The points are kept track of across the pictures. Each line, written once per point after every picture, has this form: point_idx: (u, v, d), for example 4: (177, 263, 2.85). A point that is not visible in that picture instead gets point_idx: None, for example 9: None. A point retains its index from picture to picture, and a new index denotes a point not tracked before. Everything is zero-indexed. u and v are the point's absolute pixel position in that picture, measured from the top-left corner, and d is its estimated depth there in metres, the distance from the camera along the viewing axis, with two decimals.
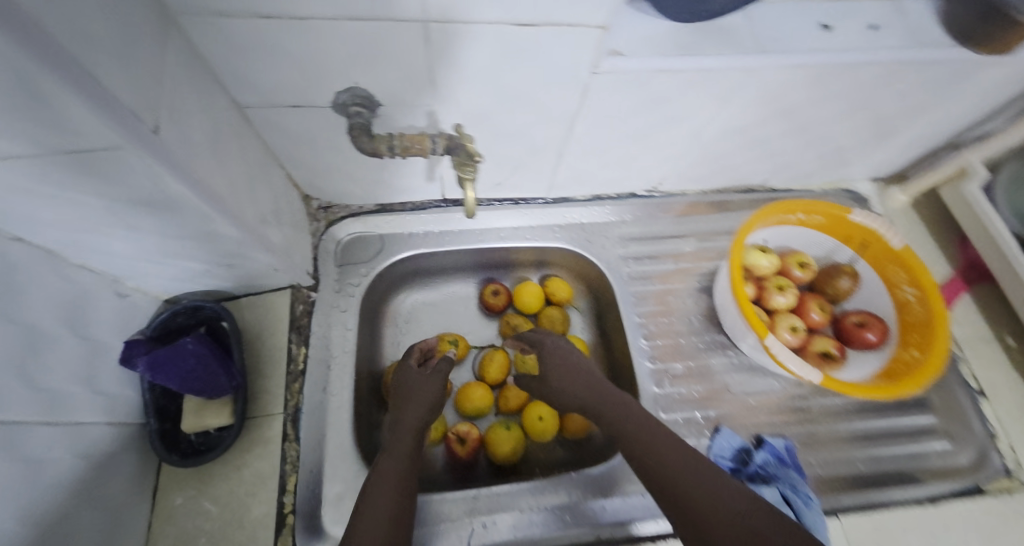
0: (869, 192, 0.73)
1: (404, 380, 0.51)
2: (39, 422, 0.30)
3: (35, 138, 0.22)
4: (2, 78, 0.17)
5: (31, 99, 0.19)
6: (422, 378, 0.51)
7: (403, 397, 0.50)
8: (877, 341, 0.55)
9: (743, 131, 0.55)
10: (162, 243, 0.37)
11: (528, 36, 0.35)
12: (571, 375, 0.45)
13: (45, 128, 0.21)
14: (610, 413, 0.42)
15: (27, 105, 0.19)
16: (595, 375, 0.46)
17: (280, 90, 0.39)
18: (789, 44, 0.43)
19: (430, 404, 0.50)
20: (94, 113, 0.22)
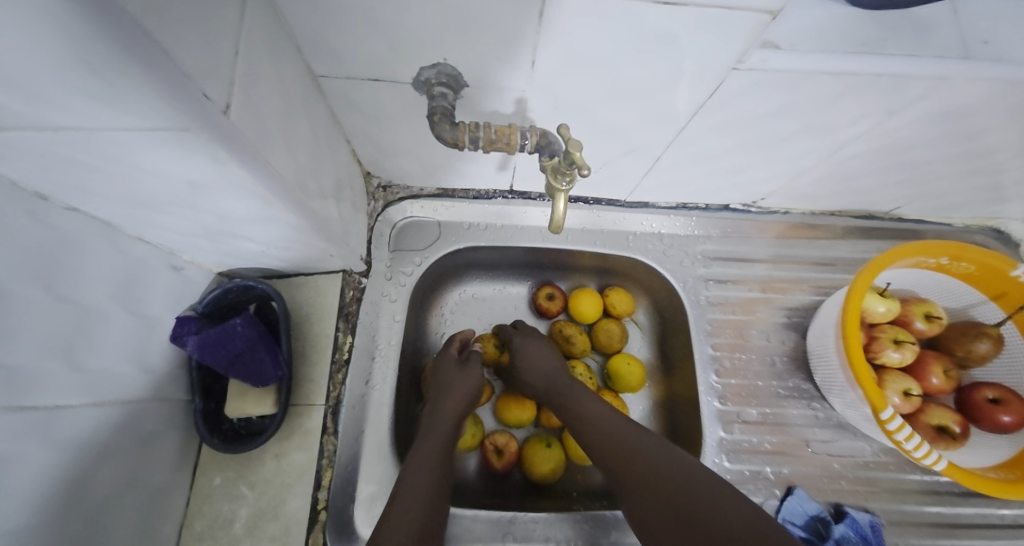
0: (1022, 236, 0.60)
1: (441, 373, 0.50)
2: (86, 403, 0.29)
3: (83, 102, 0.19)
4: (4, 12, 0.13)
5: (73, 54, 0.16)
6: (460, 372, 0.50)
7: (440, 391, 0.48)
8: (1014, 426, 0.46)
9: (890, 151, 0.44)
10: (218, 222, 0.34)
11: (669, 18, 0.29)
12: (538, 362, 0.52)
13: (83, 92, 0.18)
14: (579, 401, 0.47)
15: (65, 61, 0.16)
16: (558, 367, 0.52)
17: (364, 58, 0.35)
18: (1006, 49, 0.33)
19: (469, 398, 0.48)
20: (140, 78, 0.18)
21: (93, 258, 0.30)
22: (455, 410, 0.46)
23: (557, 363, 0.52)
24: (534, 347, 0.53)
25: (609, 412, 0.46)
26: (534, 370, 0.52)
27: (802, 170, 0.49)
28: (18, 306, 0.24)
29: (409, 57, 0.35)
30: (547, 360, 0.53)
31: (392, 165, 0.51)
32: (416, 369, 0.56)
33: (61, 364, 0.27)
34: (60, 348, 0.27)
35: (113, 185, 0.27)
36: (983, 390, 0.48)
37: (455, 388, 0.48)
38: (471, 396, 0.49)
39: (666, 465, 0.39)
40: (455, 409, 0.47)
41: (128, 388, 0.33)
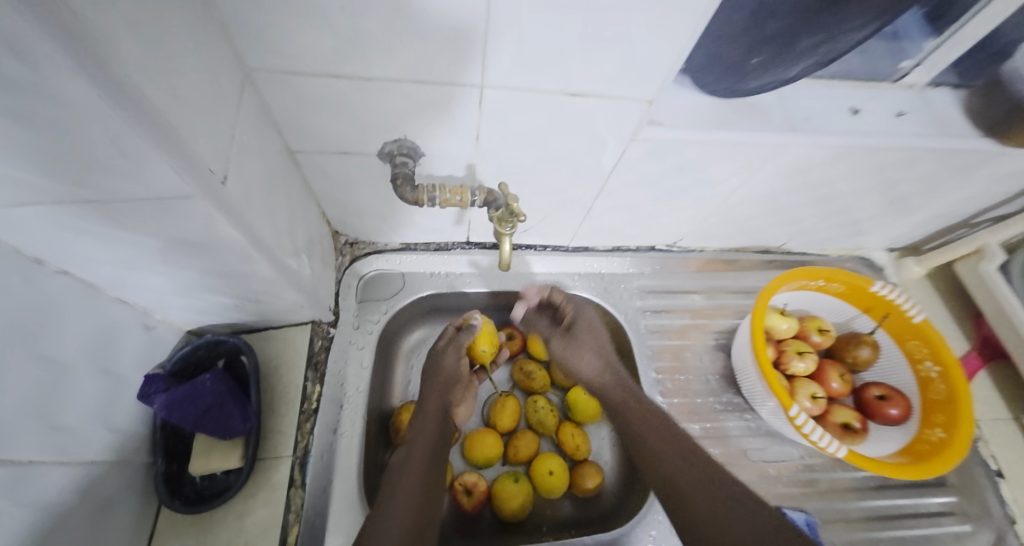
0: (882, 261, 0.75)
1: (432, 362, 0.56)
2: (55, 462, 0.30)
3: (113, 182, 0.24)
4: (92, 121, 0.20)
5: (118, 150, 0.22)
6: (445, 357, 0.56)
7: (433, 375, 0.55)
8: (899, 417, 0.55)
9: (764, 198, 0.57)
10: (197, 279, 0.37)
11: (579, 104, 0.40)
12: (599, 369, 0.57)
13: (117, 174, 0.24)
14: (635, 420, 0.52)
15: (113, 153, 0.22)
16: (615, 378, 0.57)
17: (338, 137, 0.43)
18: (817, 124, 0.46)
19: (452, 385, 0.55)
20: (165, 156, 0.24)
21: (75, 317, 0.32)
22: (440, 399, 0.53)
23: (608, 368, 0.57)
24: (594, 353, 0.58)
25: (634, 395, 0.55)
26: (582, 367, 0.58)
27: (706, 215, 0.60)
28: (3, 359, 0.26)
29: (376, 133, 0.42)
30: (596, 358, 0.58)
31: (359, 223, 0.57)
32: (385, 415, 0.57)
33: (35, 419, 0.28)
34: (33, 403, 0.28)
35: (109, 248, 0.30)
36: (871, 389, 0.57)
37: (439, 377, 0.55)
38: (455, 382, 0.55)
39: (695, 481, 0.44)
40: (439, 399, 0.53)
41: (89, 447, 0.34)
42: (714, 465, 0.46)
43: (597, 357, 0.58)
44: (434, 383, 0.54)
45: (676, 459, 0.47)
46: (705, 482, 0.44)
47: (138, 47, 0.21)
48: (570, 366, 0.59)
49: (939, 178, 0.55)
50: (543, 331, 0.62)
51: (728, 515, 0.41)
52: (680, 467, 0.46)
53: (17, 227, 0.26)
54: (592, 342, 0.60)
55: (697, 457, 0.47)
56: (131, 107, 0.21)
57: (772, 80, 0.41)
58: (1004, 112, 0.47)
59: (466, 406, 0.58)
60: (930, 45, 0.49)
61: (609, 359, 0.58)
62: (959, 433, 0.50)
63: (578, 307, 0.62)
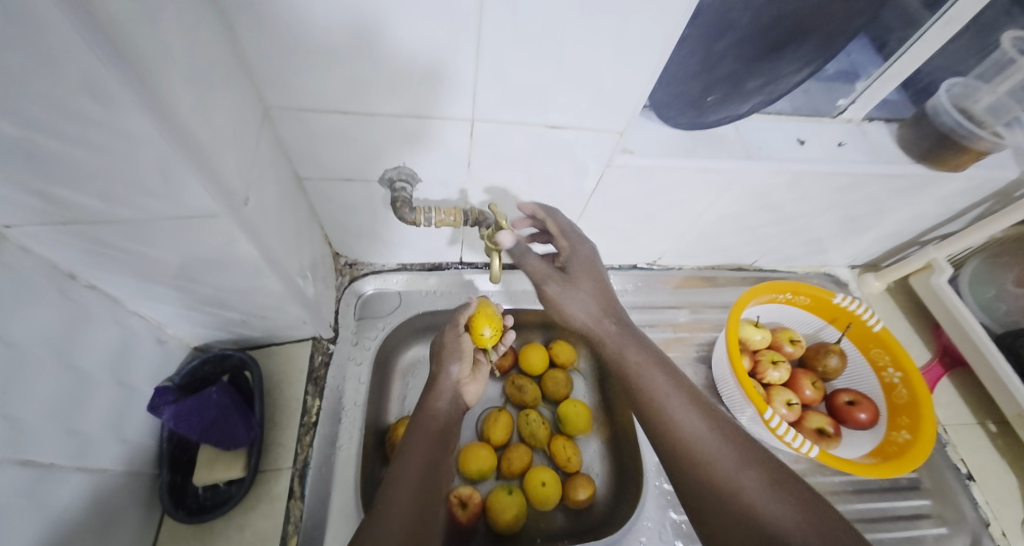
0: (847, 277, 0.81)
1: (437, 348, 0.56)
2: (71, 467, 0.32)
3: (151, 205, 0.28)
4: (150, 153, 0.25)
5: (165, 177, 0.27)
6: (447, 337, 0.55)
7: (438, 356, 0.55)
8: (867, 421, 0.59)
9: (732, 219, 0.62)
10: (212, 294, 0.40)
11: (560, 135, 0.45)
12: (593, 301, 0.45)
13: (159, 197, 0.28)
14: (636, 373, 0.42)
15: (160, 180, 0.27)
16: (612, 312, 0.45)
17: (343, 166, 0.47)
18: (770, 152, 0.52)
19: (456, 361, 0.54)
20: (204, 184, 0.28)
21: (101, 331, 0.35)
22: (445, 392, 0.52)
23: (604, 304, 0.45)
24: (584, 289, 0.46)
25: (639, 342, 0.44)
26: (574, 307, 0.46)
27: (681, 234, 0.66)
28: (36, 366, 0.29)
29: (378, 162, 0.47)
30: (591, 296, 0.46)
31: (358, 245, 0.61)
32: (381, 430, 0.58)
33: (57, 425, 0.31)
34: (58, 409, 0.31)
35: (138, 266, 0.34)
36: (840, 395, 0.61)
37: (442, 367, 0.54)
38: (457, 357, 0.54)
39: (707, 443, 0.36)
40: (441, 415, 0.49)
41: (100, 455, 0.35)
42: (729, 420, 0.38)
43: (598, 299, 0.46)
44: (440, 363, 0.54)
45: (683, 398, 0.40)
46: (713, 433, 0.37)
47: (184, 87, 0.26)
48: (567, 316, 0.48)
49: (885, 200, 0.61)
50: (535, 269, 0.49)
51: (739, 467, 0.34)
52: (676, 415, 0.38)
53: (63, 246, 0.29)
54: (593, 284, 0.46)
55: (706, 406, 0.39)
56: (180, 141, 0.25)
57: (728, 114, 0.48)
58: (931, 141, 0.54)
59: (476, 382, 0.57)
60: (860, 85, 0.56)
61: (608, 300, 0.46)
62: (923, 435, 0.54)
63: (576, 241, 0.48)
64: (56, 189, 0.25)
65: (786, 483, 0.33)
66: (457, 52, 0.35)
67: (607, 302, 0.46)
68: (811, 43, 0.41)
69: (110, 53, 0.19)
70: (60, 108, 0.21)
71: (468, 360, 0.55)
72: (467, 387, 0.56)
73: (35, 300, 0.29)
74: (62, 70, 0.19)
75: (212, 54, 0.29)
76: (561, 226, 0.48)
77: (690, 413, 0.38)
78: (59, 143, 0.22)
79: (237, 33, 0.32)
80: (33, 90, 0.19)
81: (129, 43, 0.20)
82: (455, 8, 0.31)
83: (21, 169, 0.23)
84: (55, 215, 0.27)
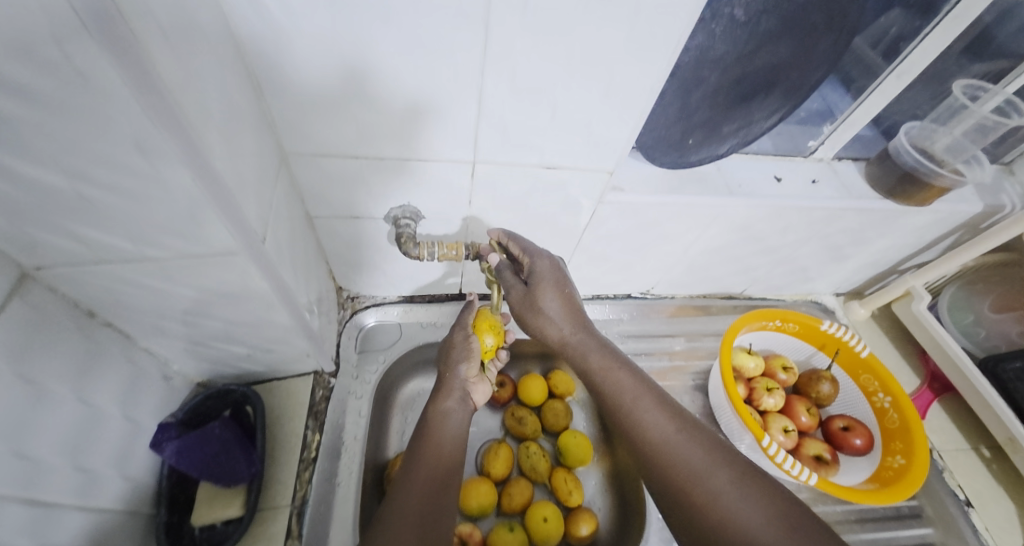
0: (833, 304, 0.84)
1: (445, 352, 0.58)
2: (73, 505, 0.32)
3: (177, 247, 0.30)
4: (183, 202, 0.27)
5: (194, 222, 0.29)
6: (454, 340, 0.57)
7: (446, 358, 0.57)
8: (864, 447, 0.60)
9: (719, 250, 0.66)
10: (222, 328, 0.41)
11: (555, 175, 0.49)
12: (560, 312, 0.47)
13: (186, 239, 0.30)
14: (603, 379, 0.45)
15: (189, 224, 0.29)
16: (578, 323, 0.47)
17: (350, 205, 0.50)
18: (750, 188, 0.56)
19: (463, 362, 0.56)
20: (229, 227, 0.30)
21: (114, 366, 0.36)
22: (449, 400, 0.54)
23: (569, 319, 0.47)
24: (550, 304, 0.47)
25: (604, 347, 0.47)
26: (541, 322, 0.48)
27: (672, 265, 0.69)
28: (51, 402, 0.30)
29: (384, 201, 0.50)
30: (557, 310, 0.47)
31: (362, 279, 0.62)
32: (380, 465, 0.58)
33: (65, 462, 0.31)
34: (66, 445, 0.31)
35: (156, 303, 0.35)
36: (835, 421, 0.62)
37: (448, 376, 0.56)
38: (464, 358, 0.56)
39: (671, 443, 0.39)
40: (441, 445, 0.49)
41: (102, 493, 0.35)
42: (688, 418, 0.41)
43: (567, 312, 0.47)
44: (447, 365, 0.56)
45: (641, 401, 0.43)
46: (672, 432, 0.40)
47: (217, 137, 0.28)
48: (541, 328, 0.49)
49: (861, 231, 0.65)
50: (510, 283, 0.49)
51: (697, 460, 0.38)
52: (640, 418, 0.42)
53: (90, 286, 0.31)
54: (562, 296, 0.47)
55: (669, 406, 0.42)
56: (212, 189, 0.28)
57: (708, 153, 0.52)
58: (896, 178, 0.59)
59: (484, 382, 0.58)
60: (828, 129, 0.62)
61: (575, 311, 0.47)
62: (916, 461, 0.55)
63: (537, 255, 0.48)
64: (94, 233, 0.27)
65: (746, 474, 0.36)
66: (458, 100, 0.39)
67: (573, 316, 0.47)
68: (778, 91, 0.46)
69: (159, 113, 0.22)
70: (112, 163, 0.23)
71: (475, 360, 0.56)
72: (474, 387, 0.57)
73: (57, 337, 0.30)
74: (116, 127, 0.21)
75: (241, 108, 0.33)
76: (522, 247, 0.49)
77: (652, 413, 0.42)
78: (105, 193, 0.25)
79: (260, 89, 0.36)
80: (83, 144, 0.22)
81: (176, 101, 0.23)
82: (456, 63, 0.35)
83: (67, 217, 0.25)
84: (89, 258, 0.29)
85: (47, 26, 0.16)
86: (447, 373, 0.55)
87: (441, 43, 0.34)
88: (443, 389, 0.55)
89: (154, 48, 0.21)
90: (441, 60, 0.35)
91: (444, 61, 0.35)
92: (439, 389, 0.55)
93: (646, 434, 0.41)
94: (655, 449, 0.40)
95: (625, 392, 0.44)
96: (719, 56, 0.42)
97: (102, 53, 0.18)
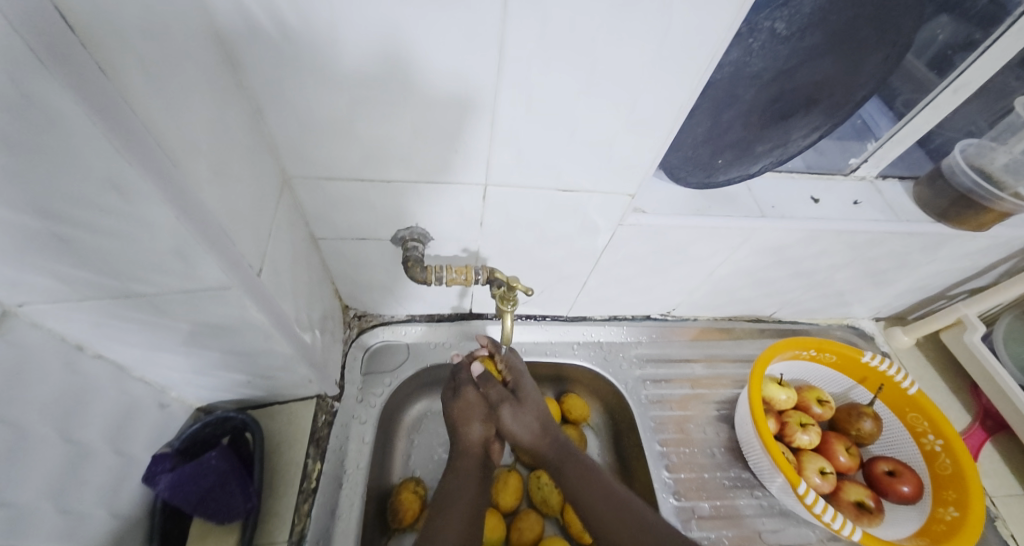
0: (872, 329, 0.78)
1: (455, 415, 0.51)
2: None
3: (165, 284, 0.29)
4: (169, 244, 0.25)
5: (182, 261, 0.27)
6: (468, 400, 0.51)
7: (459, 418, 0.51)
8: (911, 494, 0.54)
9: (747, 273, 0.61)
10: (219, 358, 0.40)
11: (573, 196, 0.46)
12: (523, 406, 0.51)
13: (177, 278, 0.29)
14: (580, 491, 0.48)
15: (179, 263, 0.27)
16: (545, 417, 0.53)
17: (356, 228, 0.48)
18: (784, 210, 0.52)
19: (479, 422, 0.50)
20: (221, 264, 0.29)
21: (104, 399, 0.35)
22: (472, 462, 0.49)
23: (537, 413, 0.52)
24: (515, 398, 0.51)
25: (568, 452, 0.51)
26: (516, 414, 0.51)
27: (694, 287, 0.64)
28: (34, 446, 0.29)
29: (391, 222, 0.48)
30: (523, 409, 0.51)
31: (369, 298, 0.60)
32: (384, 492, 0.56)
33: (49, 505, 0.31)
34: (50, 487, 0.30)
35: (145, 337, 0.34)
36: (879, 463, 0.57)
37: (465, 442, 0.50)
38: (481, 419, 0.50)
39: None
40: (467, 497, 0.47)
41: (87, 532, 0.34)
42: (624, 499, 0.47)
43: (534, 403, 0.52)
44: (462, 424, 0.50)
45: (590, 484, 0.48)
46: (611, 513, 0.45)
47: (207, 169, 0.26)
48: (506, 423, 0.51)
49: (907, 255, 0.60)
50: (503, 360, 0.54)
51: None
52: (588, 497, 0.47)
53: (77, 321, 0.30)
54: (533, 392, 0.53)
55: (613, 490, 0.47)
56: (203, 231, 0.26)
57: (739, 174, 0.47)
58: (948, 201, 0.53)
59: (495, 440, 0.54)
60: (872, 146, 0.57)
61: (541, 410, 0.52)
62: (972, 514, 0.50)
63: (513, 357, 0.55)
64: (76, 273, 0.26)
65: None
66: (476, 122, 0.37)
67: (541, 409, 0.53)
68: (820, 108, 0.42)
69: (135, 150, 0.20)
70: (90, 205, 0.22)
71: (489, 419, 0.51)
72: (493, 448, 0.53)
73: (41, 376, 0.29)
74: (88, 168, 0.20)
75: (236, 134, 0.31)
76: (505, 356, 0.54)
77: (599, 494, 0.47)
78: (83, 233, 0.23)
79: (263, 114, 0.34)
80: (55, 187, 0.20)
81: (159, 137, 0.21)
82: (470, 84, 0.33)
83: (44, 261, 0.24)
84: (71, 296, 0.27)
85: (9, 70, 0.14)
86: (463, 434, 0.50)
87: (457, 66, 0.31)
88: (463, 450, 0.50)
89: (134, 83, 0.19)
90: (450, 81, 0.33)
91: (467, 84, 0.33)
92: (458, 454, 0.50)
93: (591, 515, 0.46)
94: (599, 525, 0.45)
95: (577, 478, 0.49)
96: (756, 72, 0.38)
97: (69, 94, 0.16)
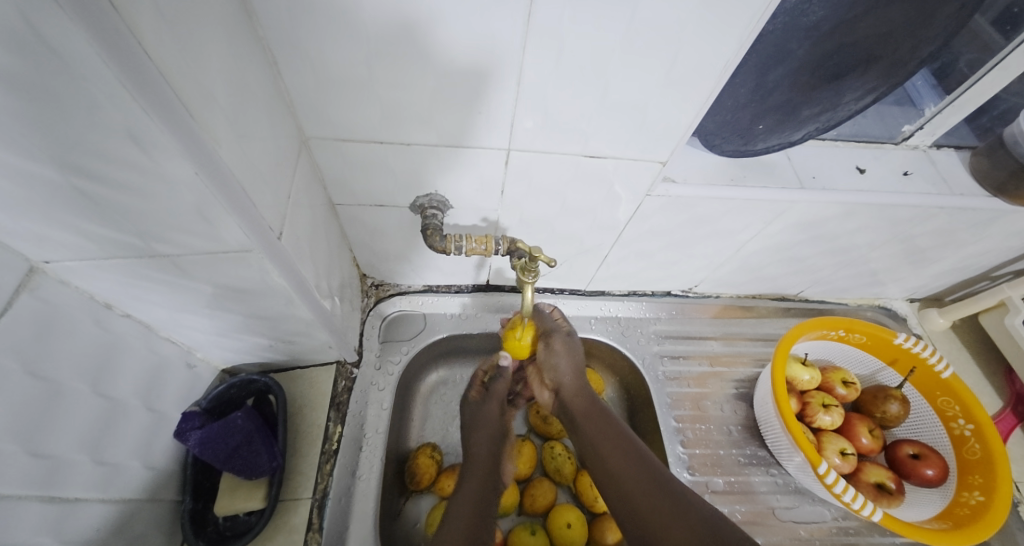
0: (904, 311, 0.74)
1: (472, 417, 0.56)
2: (90, 497, 0.33)
3: (187, 245, 0.28)
4: (189, 205, 0.25)
5: (206, 220, 0.27)
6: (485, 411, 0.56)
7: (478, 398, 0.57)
8: (935, 478, 0.53)
9: (779, 249, 0.58)
10: (241, 321, 0.40)
11: (600, 164, 0.43)
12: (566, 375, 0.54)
13: (198, 238, 0.28)
14: (604, 450, 0.48)
15: (202, 223, 0.27)
16: (578, 388, 0.53)
17: (375, 195, 0.47)
18: (826, 182, 0.48)
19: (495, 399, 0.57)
20: (242, 226, 0.28)
21: (134, 358, 0.36)
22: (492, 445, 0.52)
23: (574, 381, 0.54)
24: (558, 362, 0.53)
25: (602, 421, 0.51)
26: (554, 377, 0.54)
27: (720, 263, 0.62)
28: (68, 400, 0.30)
29: (409, 188, 0.46)
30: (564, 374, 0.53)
31: (387, 267, 0.60)
32: (402, 456, 0.57)
33: (86, 456, 0.32)
34: (85, 438, 0.32)
35: (169, 298, 0.34)
36: (904, 447, 0.56)
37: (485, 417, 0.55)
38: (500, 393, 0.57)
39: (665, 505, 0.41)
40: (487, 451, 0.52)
41: (122, 483, 0.36)
42: (645, 463, 0.45)
43: (573, 374, 0.54)
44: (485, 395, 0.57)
45: (628, 468, 0.45)
46: (647, 498, 0.42)
47: (223, 123, 0.25)
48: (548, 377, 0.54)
49: (953, 233, 0.56)
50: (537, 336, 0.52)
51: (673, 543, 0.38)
52: (628, 481, 0.44)
53: (103, 280, 0.30)
54: (573, 363, 0.54)
55: (647, 463, 0.46)
56: (225, 191, 0.25)
57: (778, 141, 0.45)
58: (1006, 174, 0.49)
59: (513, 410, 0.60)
60: (928, 112, 0.53)
61: (581, 378, 0.54)
62: (998, 499, 0.49)
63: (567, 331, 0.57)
64: (96, 229, 0.25)
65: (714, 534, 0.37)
66: (502, 87, 0.35)
67: (579, 380, 0.54)
68: (878, 68, 0.37)
69: (153, 99, 0.19)
70: (106, 156, 0.21)
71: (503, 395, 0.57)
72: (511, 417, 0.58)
73: (70, 334, 0.29)
74: (106, 116, 0.18)
75: (253, 91, 0.29)
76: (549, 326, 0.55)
77: (637, 475, 0.44)
78: (102, 188, 0.22)
79: (279, 69, 0.33)
80: (72, 136, 0.19)
81: (178, 91, 0.20)
82: (494, 43, 0.31)
83: (69, 217, 0.24)
84: (97, 255, 0.27)
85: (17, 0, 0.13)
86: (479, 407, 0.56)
87: (483, 30, 0.30)
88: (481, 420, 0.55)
89: (150, 29, 0.18)
90: (472, 41, 0.30)
91: (493, 47, 0.31)
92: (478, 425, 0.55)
93: (631, 502, 0.43)
94: (641, 517, 0.41)
95: (613, 457, 0.47)
96: (814, 23, 0.34)
97: (83, 34, 0.15)
